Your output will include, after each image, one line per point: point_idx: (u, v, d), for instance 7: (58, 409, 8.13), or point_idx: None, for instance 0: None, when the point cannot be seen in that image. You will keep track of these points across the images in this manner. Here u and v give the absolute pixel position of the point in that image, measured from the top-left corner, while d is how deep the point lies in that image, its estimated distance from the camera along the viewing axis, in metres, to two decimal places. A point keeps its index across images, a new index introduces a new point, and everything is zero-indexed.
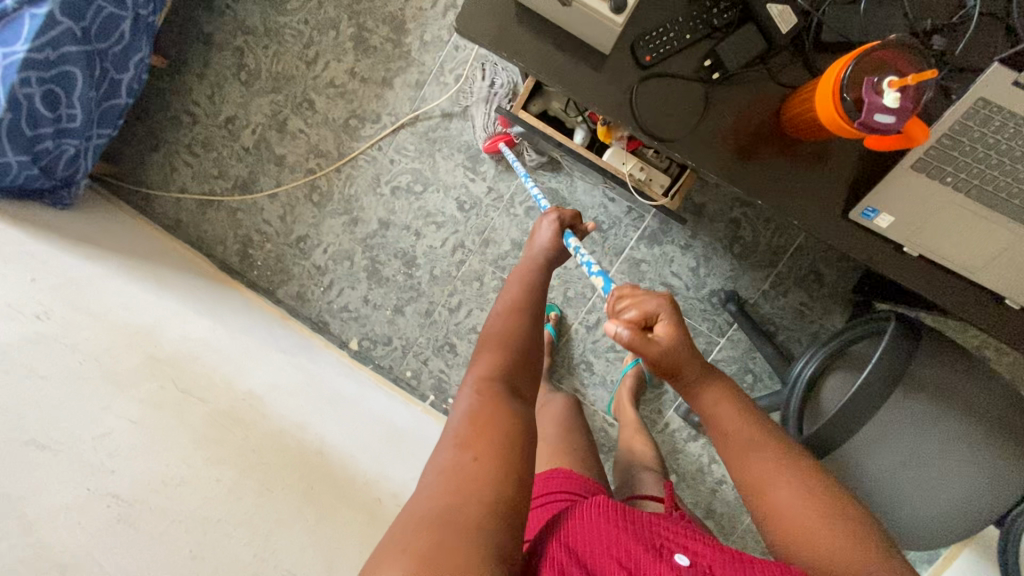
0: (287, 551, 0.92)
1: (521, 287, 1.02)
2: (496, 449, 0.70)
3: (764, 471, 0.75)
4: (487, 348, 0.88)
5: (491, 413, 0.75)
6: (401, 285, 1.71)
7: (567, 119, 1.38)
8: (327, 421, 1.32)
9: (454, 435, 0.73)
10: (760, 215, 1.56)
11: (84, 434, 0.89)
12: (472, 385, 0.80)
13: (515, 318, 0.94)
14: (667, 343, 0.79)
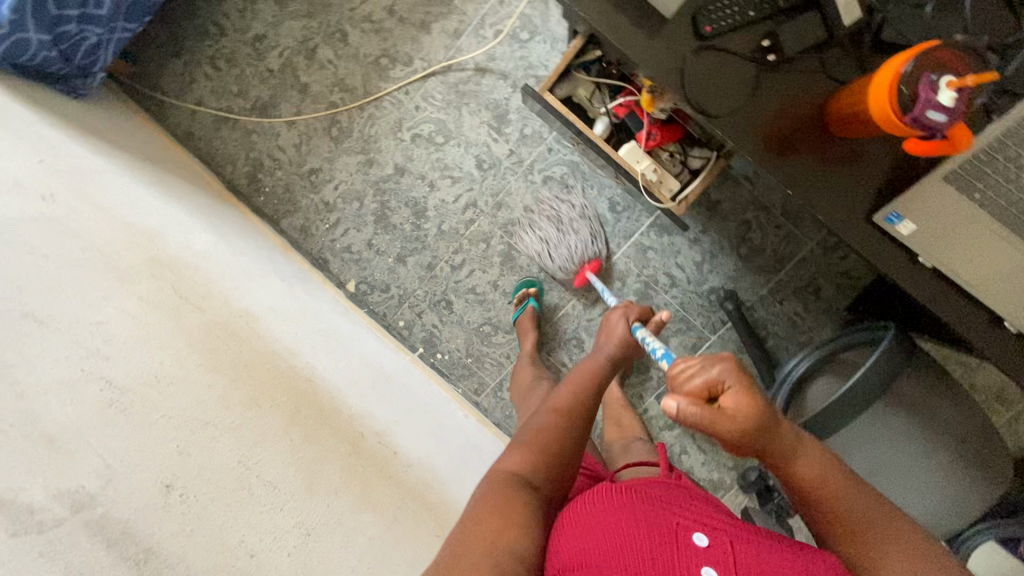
0: (271, 464, 0.92)
1: (573, 390, 0.99)
2: (506, 526, 0.70)
3: (872, 542, 0.73)
4: (521, 445, 0.87)
5: (508, 495, 0.75)
6: (407, 234, 1.69)
7: (591, 110, 1.38)
8: (318, 354, 1.32)
9: (467, 510, 0.73)
10: (772, 219, 1.58)
11: (81, 318, 0.88)
12: (497, 474, 0.81)
13: (561, 420, 0.92)
14: (741, 414, 0.73)
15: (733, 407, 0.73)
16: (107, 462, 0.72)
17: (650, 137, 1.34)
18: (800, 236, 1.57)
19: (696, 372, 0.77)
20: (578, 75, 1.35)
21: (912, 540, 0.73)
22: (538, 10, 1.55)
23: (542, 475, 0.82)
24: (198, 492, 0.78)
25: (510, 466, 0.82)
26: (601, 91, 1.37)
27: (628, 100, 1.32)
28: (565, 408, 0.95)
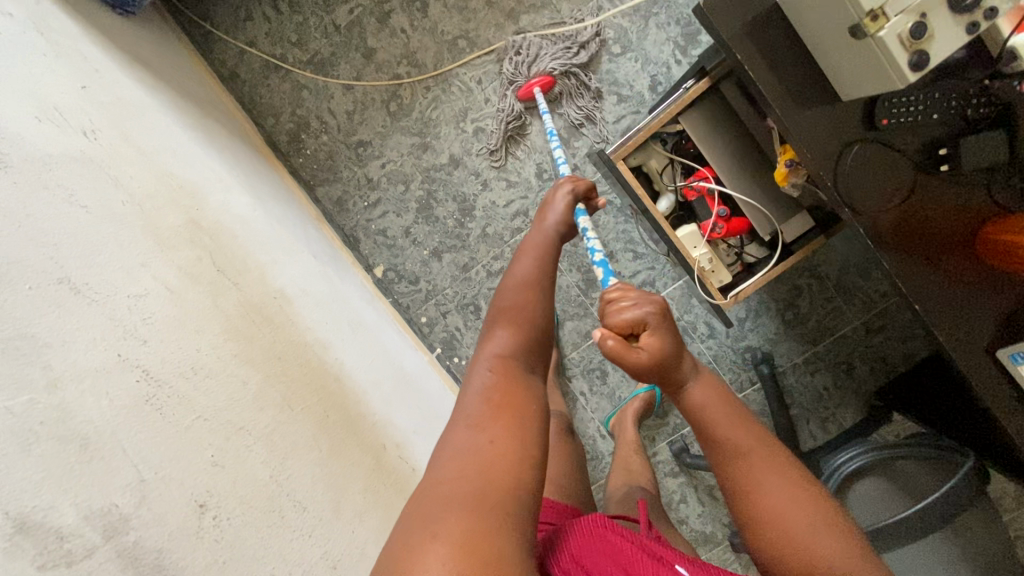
0: (300, 479, 0.85)
1: (533, 263, 0.84)
2: (518, 429, 0.60)
3: (760, 481, 0.65)
4: (503, 323, 0.74)
5: (511, 390, 0.64)
6: (448, 230, 1.60)
7: (657, 182, 1.09)
8: (346, 347, 1.24)
9: (470, 417, 0.62)
10: (823, 290, 1.54)
11: (121, 289, 0.78)
12: (488, 362, 0.69)
13: (532, 292, 0.78)
14: (651, 350, 0.68)
15: (647, 345, 0.68)
16: (144, 474, 0.64)
17: (715, 229, 1.06)
18: (846, 312, 1.54)
19: (623, 309, 0.70)
20: (652, 141, 1.06)
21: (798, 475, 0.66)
22: (637, 24, 1.44)
23: (531, 355, 0.72)
24: (231, 513, 0.71)
25: (496, 352, 0.70)
26: (676, 167, 1.08)
27: (702, 184, 1.04)
28: (531, 282, 0.79)
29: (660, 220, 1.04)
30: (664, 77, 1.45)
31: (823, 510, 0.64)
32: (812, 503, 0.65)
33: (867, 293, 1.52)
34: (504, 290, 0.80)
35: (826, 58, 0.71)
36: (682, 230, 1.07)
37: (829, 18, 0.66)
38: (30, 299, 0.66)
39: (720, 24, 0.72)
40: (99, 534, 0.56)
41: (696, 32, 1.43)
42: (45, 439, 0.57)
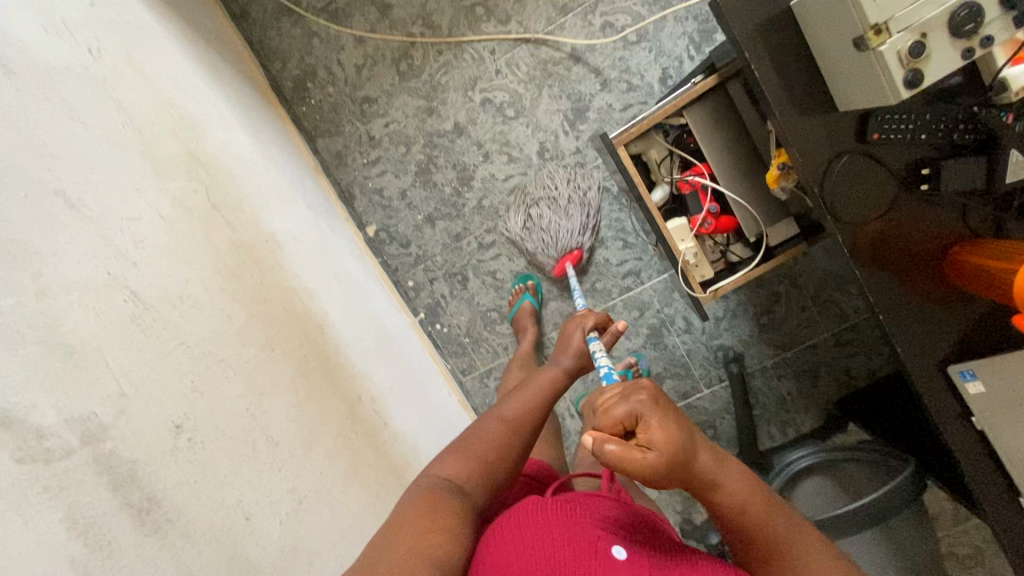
0: (275, 416, 0.87)
1: (521, 395, 0.85)
2: (430, 546, 0.61)
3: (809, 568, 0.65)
4: (458, 448, 0.76)
5: (436, 508, 0.66)
6: (445, 197, 1.61)
7: (655, 172, 1.11)
8: (331, 299, 1.26)
9: (388, 528, 0.63)
10: (800, 298, 1.59)
11: (114, 210, 0.79)
12: (425, 484, 0.71)
13: (505, 427, 0.80)
14: (660, 446, 0.61)
15: (655, 441, 0.61)
16: (124, 388, 0.65)
17: (704, 225, 1.09)
18: (819, 322, 1.59)
19: (611, 405, 0.64)
20: (654, 131, 1.08)
21: (841, 563, 0.66)
22: (656, 14, 1.44)
23: (477, 483, 0.73)
24: (206, 438, 0.73)
25: (441, 473, 0.73)
26: (675, 160, 1.10)
27: (697, 179, 1.06)
28: (509, 416, 0.81)
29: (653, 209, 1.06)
30: (674, 72, 1.46)
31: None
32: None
33: (842, 306, 1.57)
34: (482, 419, 0.81)
35: (832, 76, 0.73)
36: (672, 221, 1.09)
37: (835, 29, 0.68)
38: (22, 206, 0.66)
39: (736, 23, 0.74)
40: (76, 438, 0.57)
41: (712, 31, 1.44)
42: (30, 342, 0.58)
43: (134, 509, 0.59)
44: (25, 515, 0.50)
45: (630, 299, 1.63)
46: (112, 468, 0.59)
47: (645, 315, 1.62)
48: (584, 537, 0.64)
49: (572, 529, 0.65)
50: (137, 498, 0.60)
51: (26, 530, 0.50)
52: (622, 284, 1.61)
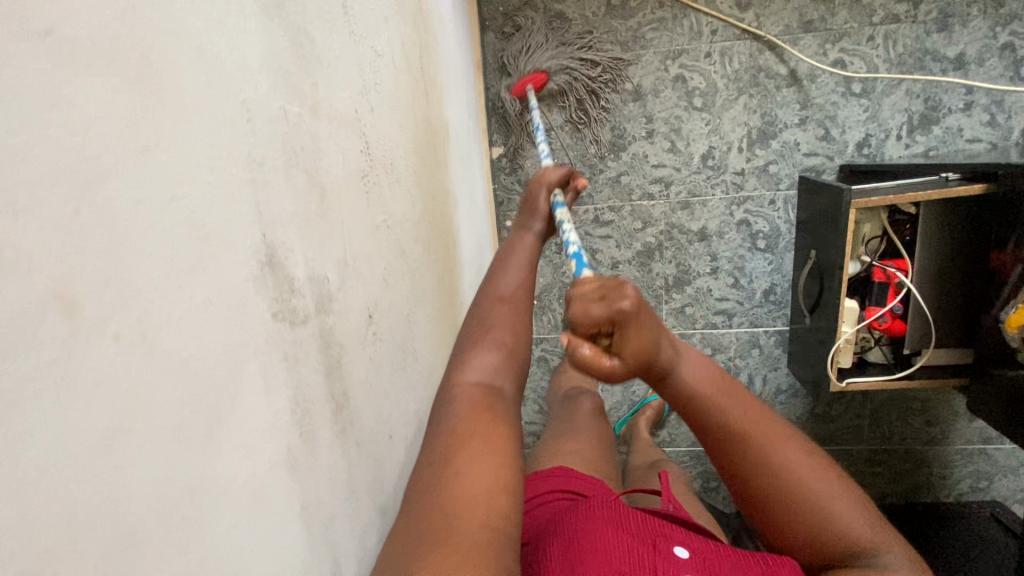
0: (420, 327, 0.78)
1: (517, 268, 0.75)
2: (498, 454, 0.51)
3: (774, 457, 0.58)
4: (484, 340, 0.63)
5: (485, 416, 0.55)
6: (587, 155, 1.48)
7: (856, 246, 1.03)
8: (463, 214, 1.14)
9: (433, 448, 0.52)
10: (862, 405, 1.57)
11: (370, 34, 0.65)
12: (463, 392, 0.58)
13: (509, 305, 0.69)
14: (637, 351, 0.52)
15: (630, 344, 0.51)
16: (347, 257, 0.54)
17: (879, 320, 1.04)
18: (865, 434, 1.59)
19: (590, 301, 0.49)
20: (885, 207, 0.99)
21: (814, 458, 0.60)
22: (892, 76, 1.33)
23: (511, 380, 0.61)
24: (382, 337, 0.63)
25: (476, 371, 0.60)
26: (884, 243, 1.03)
27: (900, 274, 1.00)
28: (509, 293, 0.70)
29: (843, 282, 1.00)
30: (875, 143, 1.37)
31: (830, 473, 0.60)
32: (820, 469, 0.60)
33: (894, 429, 1.58)
34: (478, 302, 0.69)
35: None
36: (850, 301, 1.04)
37: None
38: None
39: None
40: (314, 304, 0.47)
41: (934, 121, 1.34)
42: (301, 169, 0.46)
43: (333, 403, 0.50)
44: (269, 387, 0.40)
45: (709, 336, 1.57)
46: (329, 353, 0.49)
47: (715, 356, 1.58)
48: (645, 536, 0.62)
49: (627, 529, 0.63)
50: (336, 392, 0.51)
51: (266, 404, 0.40)
52: (710, 320, 1.55)
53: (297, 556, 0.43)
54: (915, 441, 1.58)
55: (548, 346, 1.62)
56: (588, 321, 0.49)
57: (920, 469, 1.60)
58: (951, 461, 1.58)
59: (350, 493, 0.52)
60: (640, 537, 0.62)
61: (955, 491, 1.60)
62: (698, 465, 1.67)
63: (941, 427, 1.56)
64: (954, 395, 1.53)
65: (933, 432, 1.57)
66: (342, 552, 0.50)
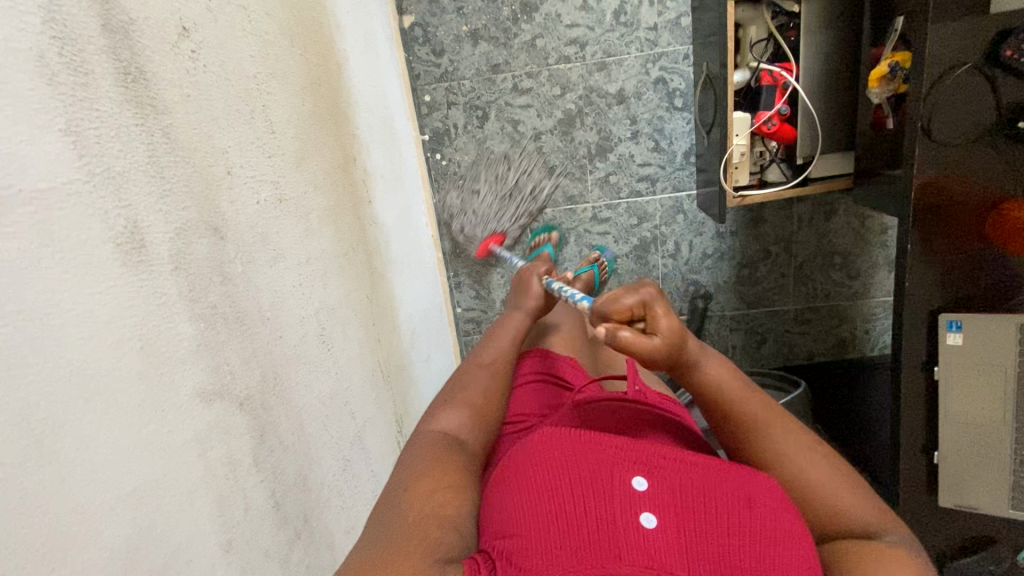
0: (278, 104, 0.76)
1: (501, 347, 0.84)
2: (453, 477, 0.58)
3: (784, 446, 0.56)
4: (451, 400, 0.73)
5: (445, 450, 0.63)
6: (499, 18, 1.45)
7: (741, 57, 1.06)
8: (356, 53, 1.11)
9: (398, 475, 0.59)
10: (785, 264, 1.60)
11: None
12: (427, 436, 0.67)
13: (487, 375, 0.79)
14: (666, 342, 0.55)
15: (661, 331, 0.54)
16: None
17: (767, 125, 1.05)
18: (790, 293, 1.63)
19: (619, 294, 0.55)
20: (766, 4, 1.00)
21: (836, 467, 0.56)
22: None
23: (475, 432, 0.70)
24: (209, 65, 0.61)
25: (442, 423, 0.69)
26: (770, 46, 1.04)
27: (784, 73, 1.00)
28: (485, 365, 0.80)
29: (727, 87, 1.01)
30: None
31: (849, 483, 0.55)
32: (840, 476, 0.56)
33: (817, 286, 1.61)
34: (461, 373, 0.80)
35: None
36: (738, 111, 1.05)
37: None
38: None
39: None
40: None
41: None
42: None
43: (122, 67, 0.49)
44: None
45: (634, 205, 1.58)
46: (108, 10, 0.48)
47: (641, 226, 1.59)
48: (591, 469, 0.48)
49: (575, 463, 0.49)
50: (125, 59, 0.49)
51: None
52: (634, 187, 1.56)
53: (61, 169, 0.42)
54: (839, 297, 1.62)
55: None
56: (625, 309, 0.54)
57: (844, 325, 1.64)
58: (873, 313, 1.62)
59: (155, 171, 0.51)
60: (591, 474, 0.48)
61: (879, 345, 1.65)
62: None
63: (863, 281, 1.60)
64: (872, 247, 1.56)
65: (855, 286, 1.60)
66: (145, 222, 0.49)
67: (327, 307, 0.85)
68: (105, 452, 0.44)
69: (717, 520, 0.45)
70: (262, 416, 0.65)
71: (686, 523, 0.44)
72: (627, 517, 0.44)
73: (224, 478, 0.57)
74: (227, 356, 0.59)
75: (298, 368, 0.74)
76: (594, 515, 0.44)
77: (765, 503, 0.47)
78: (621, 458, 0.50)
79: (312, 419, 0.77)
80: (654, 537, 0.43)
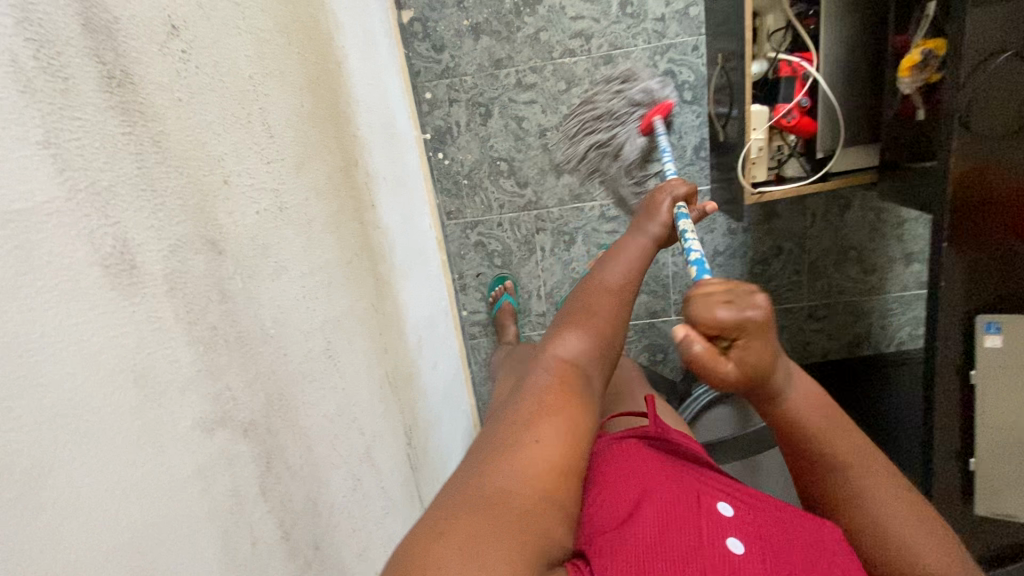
0: (277, 106, 0.72)
1: (626, 268, 0.72)
2: (564, 437, 0.50)
3: (863, 485, 0.51)
4: (574, 322, 0.63)
5: (562, 392, 0.54)
6: (502, 12, 1.40)
7: (758, 46, 1.02)
8: (355, 48, 1.07)
9: (514, 415, 0.51)
10: (799, 260, 1.56)
11: None
12: (547, 362, 0.58)
13: (615, 296, 0.67)
14: (748, 365, 0.49)
15: (746, 355, 0.48)
16: None
17: (786, 118, 1.00)
18: (804, 289, 1.59)
19: (714, 300, 0.47)
20: None
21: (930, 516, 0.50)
22: None
23: (595, 366, 0.60)
24: (202, 66, 0.57)
25: (564, 346, 0.60)
26: (788, 36, 1.01)
27: (804, 64, 0.96)
28: (613, 284, 0.68)
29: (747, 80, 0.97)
30: None
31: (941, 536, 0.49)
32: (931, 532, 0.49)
33: (831, 282, 1.57)
34: (582, 289, 0.68)
35: None
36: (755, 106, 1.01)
37: None
38: None
39: None
40: None
41: None
42: None
43: (105, 71, 0.44)
44: None
45: None
46: (89, 8, 0.43)
47: None
48: (685, 492, 0.50)
49: (672, 485, 0.51)
50: (109, 62, 0.45)
51: None
52: (643, 184, 1.52)
53: (40, 187, 0.38)
54: (854, 293, 1.58)
55: (484, 230, 1.58)
56: (711, 326, 0.46)
57: (859, 322, 1.60)
58: (889, 308, 1.58)
59: (145, 185, 0.47)
60: (685, 492, 0.50)
61: (895, 341, 1.61)
62: (643, 338, 1.66)
63: (878, 276, 1.56)
64: (888, 241, 1.52)
65: (870, 282, 1.56)
66: (135, 240, 0.45)
67: (333, 319, 0.81)
68: (95, 499, 0.40)
69: (799, 565, 0.44)
70: (268, 442, 0.61)
71: (773, 559, 0.43)
72: (717, 536, 0.44)
73: (229, 512, 0.53)
74: (228, 381, 0.55)
75: (304, 386, 0.70)
76: (689, 528, 0.45)
77: (839, 553, 0.47)
78: (713, 490, 0.51)
79: (320, 440, 0.73)
80: (743, 559, 0.42)
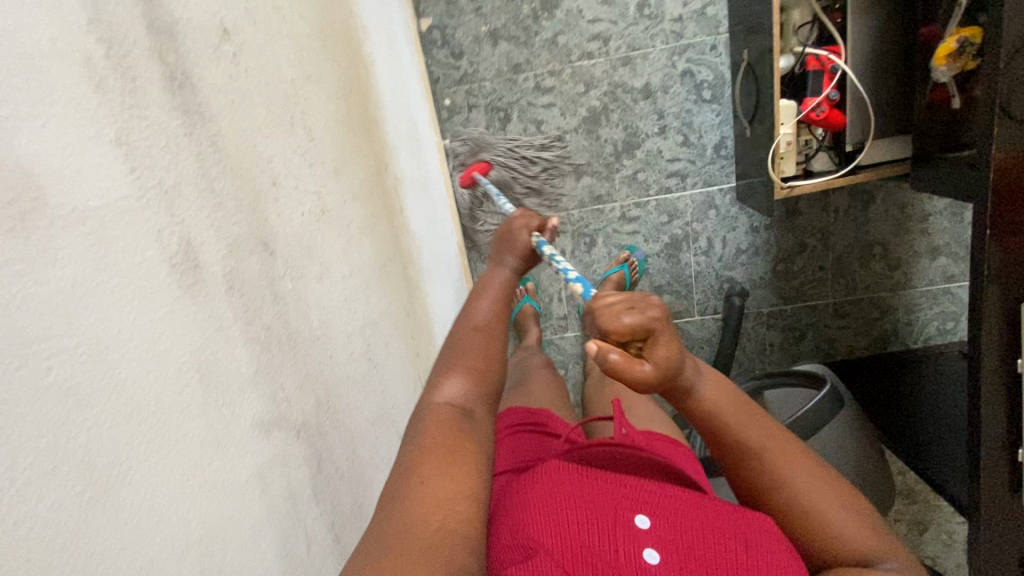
0: (316, 110, 0.73)
1: (493, 302, 0.70)
2: (460, 481, 0.47)
3: (782, 472, 0.55)
4: (449, 366, 0.59)
5: (451, 440, 0.51)
6: (520, 17, 1.41)
7: (785, 41, 1.03)
8: (380, 54, 1.07)
9: (401, 465, 0.49)
10: (823, 257, 1.55)
11: None
12: (432, 417, 0.54)
13: (485, 334, 0.64)
14: (667, 364, 0.48)
15: (662, 357, 0.48)
16: None
17: (815, 112, 1.00)
18: (829, 286, 1.57)
19: (618, 310, 0.46)
20: None
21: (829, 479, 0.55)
22: None
23: (483, 406, 0.57)
24: (251, 69, 0.57)
25: (442, 396, 0.56)
26: (814, 29, 1.02)
27: (834, 57, 0.96)
28: (483, 323, 0.65)
29: (777, 73, 0.97)
30: None
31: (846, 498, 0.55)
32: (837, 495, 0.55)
33: (856, 278, 1.56)
34: (451, 334, 0.65)
35: None
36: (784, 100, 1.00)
37: None
38: None
39: None
40: None
41: None
42: None
43: (168, 73, 0.45)
44: None
45: (664, 202, 1.53)
46: (152, 10, 0.44)
47: (673, 223, 1.54)
48: (604, 507, 0.51)
49: (591, 497, 0.52)
50: (171, 63, 0.45)
51: None
52: (663, 184, 1.51)
53: (114, 185, 0.38)
54: (880, 289, 1.56)
55: None
56: (622, 333, 0.45)
57: (886, 318, 1.59)
58: (916, 303, 1.56)
59: (206, 185, 0.47)
60: (602, 506, 0.51)
61: (923, 337, 1.59)
62: None
63: (904, 271, 1.54)
64: (913, 236, 1.50)
65: (896, 277, 1.55)
66: (198, 239, 0.45)
67: (371, 320, 0.81)
68: (169, 497, 0.39)
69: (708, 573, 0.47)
70: (319, 443, 0.60)
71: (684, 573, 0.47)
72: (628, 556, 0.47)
73: (286, 512, 0.53)
74: (282, 381, 0.55)
75: (348, 388, 0.69)
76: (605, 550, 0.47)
77: (759, 544, 0.50)
78: (633, 500, 0.52)
79: (363, 442, 0.72)
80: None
